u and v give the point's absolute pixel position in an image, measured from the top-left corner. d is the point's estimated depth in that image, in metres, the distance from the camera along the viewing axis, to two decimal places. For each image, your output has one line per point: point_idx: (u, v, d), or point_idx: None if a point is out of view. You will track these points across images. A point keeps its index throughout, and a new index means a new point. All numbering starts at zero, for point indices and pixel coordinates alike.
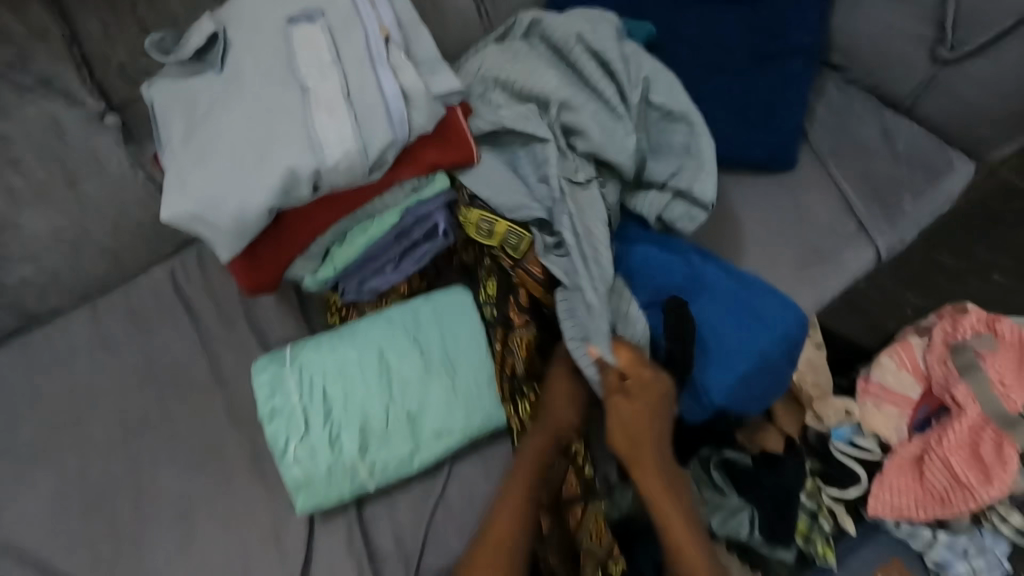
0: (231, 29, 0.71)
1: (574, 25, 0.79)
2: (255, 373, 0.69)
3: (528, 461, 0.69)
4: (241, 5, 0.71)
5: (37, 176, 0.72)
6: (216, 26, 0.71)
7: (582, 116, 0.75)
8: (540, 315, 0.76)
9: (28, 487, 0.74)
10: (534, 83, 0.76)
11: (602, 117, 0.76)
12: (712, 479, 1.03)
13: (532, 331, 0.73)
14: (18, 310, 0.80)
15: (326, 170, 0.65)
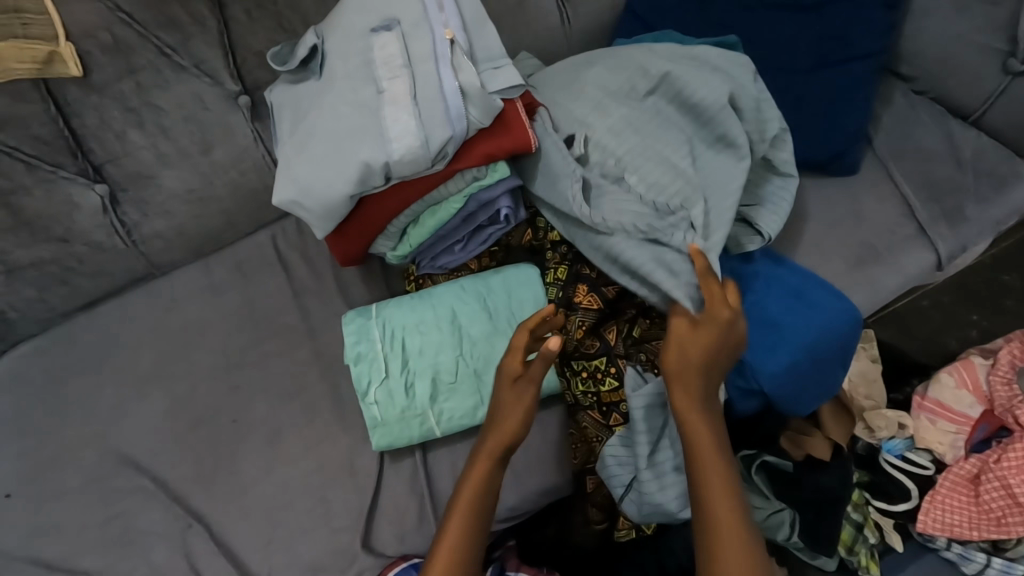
0: (326, 35, 0.70)
1: (702, 81, 0.76)
2: (344, 322, 0.79)
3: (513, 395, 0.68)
4: (332, 11, 0.70)
5: (180, 142, 0.86)
6: (315, 34, 0.71)
7: (713, 188, 0.75)
8: (609, 310, 0.80)
9: (150, 404, 0.88)
10: (662, 150, 0.75)
11: (726, 170, 0.75)
12: (754, 482, 1.04)
13: (593, 316, 0.78)
14: (150, 257, 0.95)
15: (394, 166, 0.64)
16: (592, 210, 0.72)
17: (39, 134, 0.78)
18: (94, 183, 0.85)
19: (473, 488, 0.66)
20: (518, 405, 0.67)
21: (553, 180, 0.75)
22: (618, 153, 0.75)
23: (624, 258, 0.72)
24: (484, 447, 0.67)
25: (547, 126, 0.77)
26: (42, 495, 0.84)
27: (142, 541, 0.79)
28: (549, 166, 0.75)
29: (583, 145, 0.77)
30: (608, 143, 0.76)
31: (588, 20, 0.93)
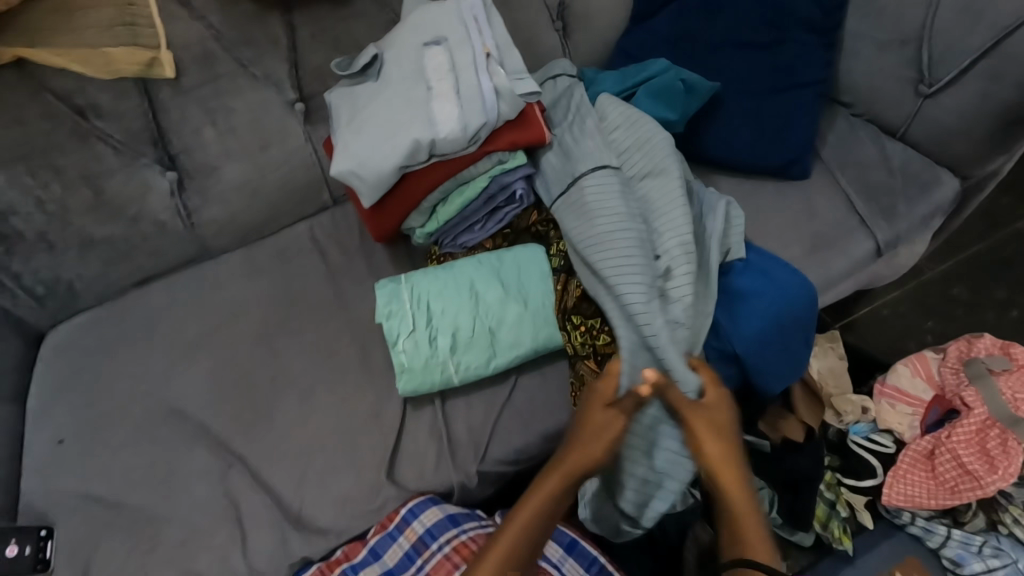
0: (386, 49, 0.89)
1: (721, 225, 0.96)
2: (378, 285, 0.90)
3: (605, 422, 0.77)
4: (392, 32, 0.89)
5: (244, 138, 1.01)
6: (376, 48, 0.89)
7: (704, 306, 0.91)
8: None
9: (195, 364, 0.99)
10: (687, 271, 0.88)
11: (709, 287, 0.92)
12: None
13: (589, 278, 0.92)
14: (203, 240, 1.09)
15: (438, 144, 0.81)
16: (663, 330, 0.84)
17: (133, 126, 0.94)
18: (166, 171, 1.00)
19: (541, 497, 0.74)
20: (608, 436, 0.77)
21: (629, 292, 0.84)
22: (682, 275, 0.88)
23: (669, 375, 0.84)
24: (559, 466, 0.75)
25: (624, 228, 0.87)
26: (92, 443, 0.92)
27: (185, 480, 0.88)
28: (624, 271, 0.85)
29: (663, 266, 0.88)
30: (672, 254, 0.88)
31: (583, 54, 1.13)
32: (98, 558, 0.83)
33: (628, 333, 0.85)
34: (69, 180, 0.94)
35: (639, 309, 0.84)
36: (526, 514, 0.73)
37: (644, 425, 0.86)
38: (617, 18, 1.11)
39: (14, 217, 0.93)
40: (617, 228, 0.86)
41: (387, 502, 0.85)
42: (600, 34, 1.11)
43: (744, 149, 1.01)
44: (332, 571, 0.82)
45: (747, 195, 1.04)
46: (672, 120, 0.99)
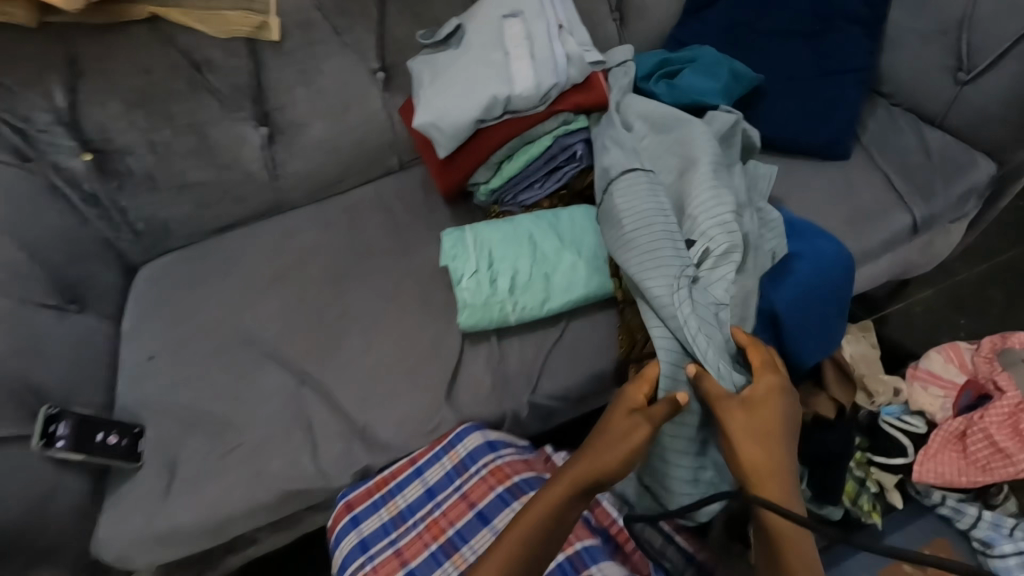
0: (467, 20, 1.00)
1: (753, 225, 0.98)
2: (444, 233, 1.00)
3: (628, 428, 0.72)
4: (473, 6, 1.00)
5: (330, 99, 1.13)
6: (458, 19, 1.00)
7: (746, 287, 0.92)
8: None
9: (271, 298, 1.07)
10: (728, 254, 0.88)
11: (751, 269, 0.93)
12: None
13: None
14: (282, 193, 1.18)
15: (514, 100, 0.91)
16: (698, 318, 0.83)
17: (239, 82, 1.06)
18: (261, 126, 1.11)
19: (547, 503, 0.69)
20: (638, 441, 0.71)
21: (661, 285, 0.84)
22: (715, 258, 0.88)
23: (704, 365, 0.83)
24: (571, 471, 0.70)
25: (658, 222, 0.88)
26: (178, 360, 1.01)
27: (262, 394, 0.97)
28: (660, 263, 0.86)
29: (697, 250, 0.89)
30: (710, 240, 0.89)
31: (639, 42, 1.21)
32: (182, 457, 0.91)
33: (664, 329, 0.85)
34: (179, 126, 1.06)
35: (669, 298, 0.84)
36: (525, 532, 0.67)
37: (675, 432, 0.84)
38: (672, 9, 1.20)
39: (129, 156, 1.06)
40: (642, 225, 0.88)
41: (442, 423, 0.94)
42: (654, 22, 1.20)
43: (789, 129, 1.09)
44: (381, 488, 0.91)
45: (790, 171, 1.11)
46: (716, 92, 1.04)
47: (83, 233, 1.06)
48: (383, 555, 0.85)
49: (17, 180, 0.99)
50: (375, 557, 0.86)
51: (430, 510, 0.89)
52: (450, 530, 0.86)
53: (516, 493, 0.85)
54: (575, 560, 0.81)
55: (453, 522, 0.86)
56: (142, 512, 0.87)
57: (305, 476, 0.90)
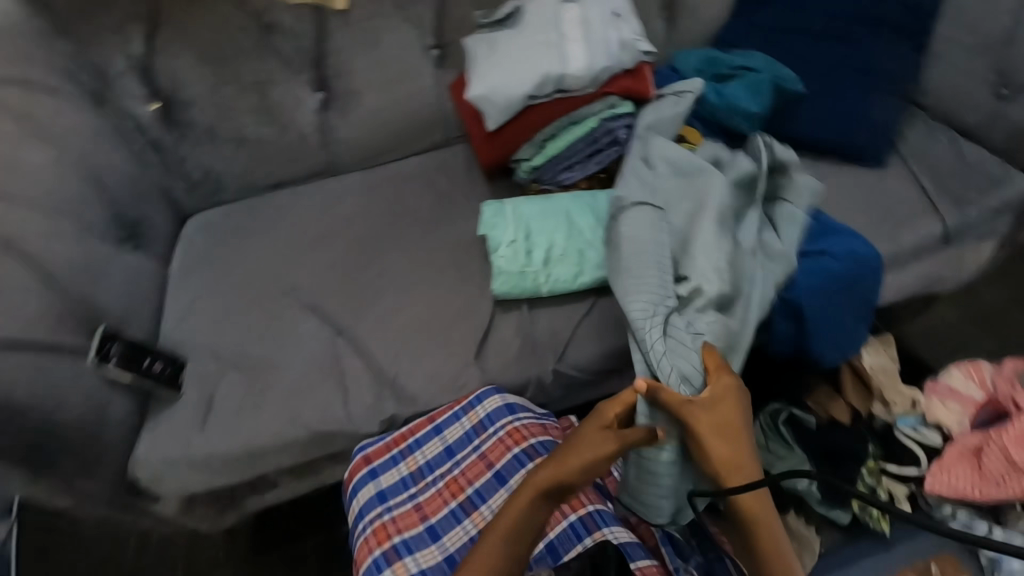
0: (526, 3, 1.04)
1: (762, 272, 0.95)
2: (485, 205, 1.04)
3: (595, 440, 0.70)
4: None
5: (385, 69, 1.17)
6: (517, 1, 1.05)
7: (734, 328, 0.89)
8: None
9: (314, 253, 1.12)
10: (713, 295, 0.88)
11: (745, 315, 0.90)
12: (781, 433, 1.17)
13: None
14: (329, 158, 1.23)
15: (566, 80, 0.97)
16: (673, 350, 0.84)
17: (304, 47, 1.12)
18: (318, 91, 1.17)
19: (523, 504, 0.67)
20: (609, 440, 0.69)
21: (638, 306, 0.87)
22: (705, 297, 0.88)
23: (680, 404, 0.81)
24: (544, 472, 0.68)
25: (654, 253, 0.90)
26: (222, 303, 1.06)
27: (299, 340, 1.01)
28: (643, 287, 0.88)
29: (684, 288, 0.89)
30: (701, 282, 0.88)
31: (686, 41, 1.25)
32: (220, 391, 0.96)
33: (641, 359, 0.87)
34: (243, 84, 1.12)
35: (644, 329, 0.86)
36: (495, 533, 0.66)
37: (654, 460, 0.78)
38: (720, 11, 1.24)
39: (193, 108, 1.11)
40: (639, 250, 0.91)
41: (468, 383, 0.98)
42: (701, 22, 1.24)
43: (828, 134, 1.12)
44: (400, 444, 0.92)
45: (825, 174, 1.14)
46: (751, 114, 1.06)
47: (143, 176, 1.12)
48: (402, 509, 0.86)
49: (90, 118, 1.05)
50: (393, 509, 0.86)
51: (449, 468, 0.89)
52: (469, 489, 0.86)
53: (532, 455, 0.87)
54: (587, 520, 0.77)
55: (472, 480, 0.87)
56: (180, 437, 0.92)
57: (336, 419, 0.95)
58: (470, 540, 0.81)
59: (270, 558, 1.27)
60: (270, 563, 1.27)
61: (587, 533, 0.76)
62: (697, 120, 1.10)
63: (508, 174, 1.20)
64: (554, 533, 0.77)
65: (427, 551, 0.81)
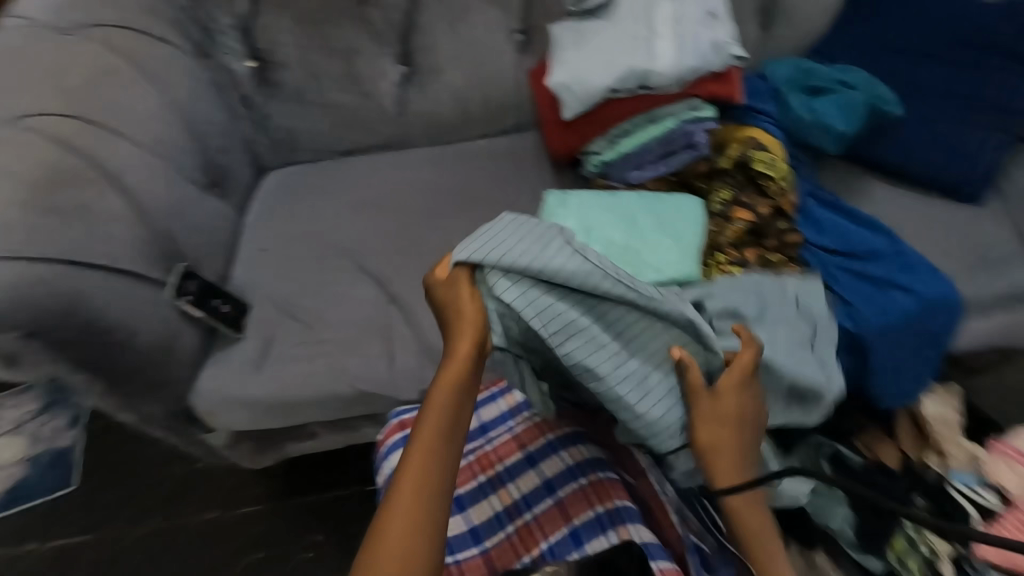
0: None
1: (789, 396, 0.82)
2: (549, 194, 1.05)
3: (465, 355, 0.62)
4: None
5: (468, 49, 1.18)
6: None
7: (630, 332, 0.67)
8: (759, 233, 0.98)
9: (378, 221, 1.15)
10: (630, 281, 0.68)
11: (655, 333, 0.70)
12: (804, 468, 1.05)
13: (746, 225, 0.97)
14: (402, 131, 1.25)
15: (650, 78, 0.94)
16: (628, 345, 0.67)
17: (394, 20, 1.15)
18: (400, 64, 1.19)
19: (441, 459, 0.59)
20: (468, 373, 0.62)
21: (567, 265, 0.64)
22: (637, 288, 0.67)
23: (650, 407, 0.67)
24: (420, 441, 0.59)
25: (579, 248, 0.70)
26: (288, 257, 1.11)
27: (354, 301, 1.05)
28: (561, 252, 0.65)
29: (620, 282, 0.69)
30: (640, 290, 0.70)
31: (782, 50, 1.19)
32: (276, 339, 1.02)
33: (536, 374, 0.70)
34: (333, 49, 1.16)
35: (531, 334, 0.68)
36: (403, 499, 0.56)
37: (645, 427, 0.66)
38: (822, 21, 1.17)
39: (285, 69, 1.16)
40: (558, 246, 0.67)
41: None
42: (800, 31, 1.18)
43: (923, 161, 1.05)
44: None
45: (913, 204, 1.07)
46: (838, 132, 0.99)
47: (232, 128, 1.18)
48: None
49: (193, 68, 1.12)
50: None
51: (480, 444, 0.83)
52: (499, 466, 0.80)
53: (565, 445, 0.80)
54: (612, 514, 0.73)
55: (503, 458, 0.81)
56: (237, 376, 0.98)
57: (379, 381, 0.99)
58: (495, 518, 0.77)
59: (297, 502, 1.35)
60: (299, 505, 1.35)
61: (612, 528, 0.72)
62: (778, 129, 1.04)
63: (575, 166, 1.20)
64: (580, 521, 0.74)
65: (451, 521, 0.77)
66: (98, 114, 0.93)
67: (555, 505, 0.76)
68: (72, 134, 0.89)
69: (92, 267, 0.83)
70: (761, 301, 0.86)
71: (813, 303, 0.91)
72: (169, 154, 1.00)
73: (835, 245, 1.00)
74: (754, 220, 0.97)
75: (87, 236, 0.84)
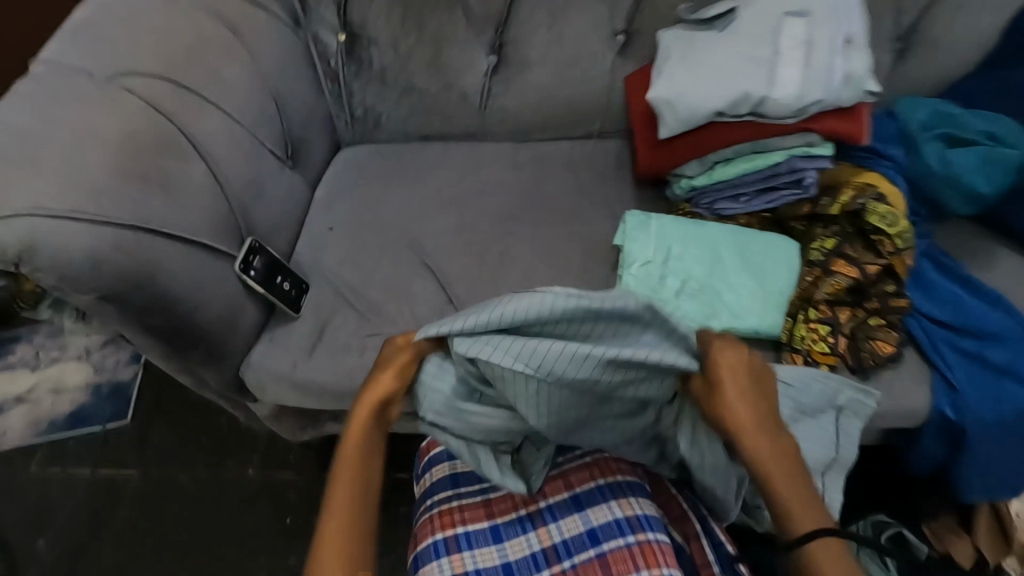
0: (742, 7, 0.93)
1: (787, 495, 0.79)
2: (630, 213, 0.98)
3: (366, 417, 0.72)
4: None
5: (563, 47, 1.11)
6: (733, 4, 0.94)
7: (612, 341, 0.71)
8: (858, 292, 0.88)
9: (446, 215, 1.12)
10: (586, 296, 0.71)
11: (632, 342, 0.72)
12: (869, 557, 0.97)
13: (848, 283, 0.86)
14: (482, 124, 1.20)
15: (765, 106, 0.85)
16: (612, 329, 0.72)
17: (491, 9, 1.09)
18: (490, 55, 1.14)
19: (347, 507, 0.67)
20: (379, 402, 0.73)
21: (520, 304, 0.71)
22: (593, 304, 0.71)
23: (648, 372, 0.72)
24: (336, 497, 0.68)
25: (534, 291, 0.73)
26: (353, 241, 1.10)
27: (413, 297, 1.03)
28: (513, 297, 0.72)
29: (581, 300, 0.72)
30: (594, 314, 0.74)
31: (916, 86, 1.06)
32: (331, 324, 1.01)
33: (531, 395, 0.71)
34: (425, 32, 1.12)
35: (474, 390, 0.76)
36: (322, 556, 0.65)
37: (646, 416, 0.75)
38: (971, 57, 1.03)
39: (375, 48, 1.13)
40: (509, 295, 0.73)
41: None
42: (943, 66, 1.03)
43: None
44: None
45: None
46: (974, 193, 0.88)
47: (315, 102, 1.17)
48: (471, 500, 0.78)
49: (285, 38, 1.10)
50: (464, 497, 0.79)
51: None
52: (542, 503, 0.77)
53: (616, 492, 0.75)
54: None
55: (546, 495, 0.77)
56: (290, 357, 0.98)
57: None
58: (532, 558, 0.73)
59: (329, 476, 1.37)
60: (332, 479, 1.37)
61: None
62: (900, 176, 0.92)
63: (659, 186, 1.12)
64: None
65: (486, 550, 0.74)
66: (191, 80, 0.93)
67: (596, 558, 0.71)
68: (163, 97, 0.88)
69: (167, 238, 0.83)
70: (797, 409, 0.80)
71: (851, 425, 0.83)
72: (253, 126, 0.99)
73: (952, 319, 0.87)
74: (857, 277, 0.86)
75: (169, 207, 0.84)
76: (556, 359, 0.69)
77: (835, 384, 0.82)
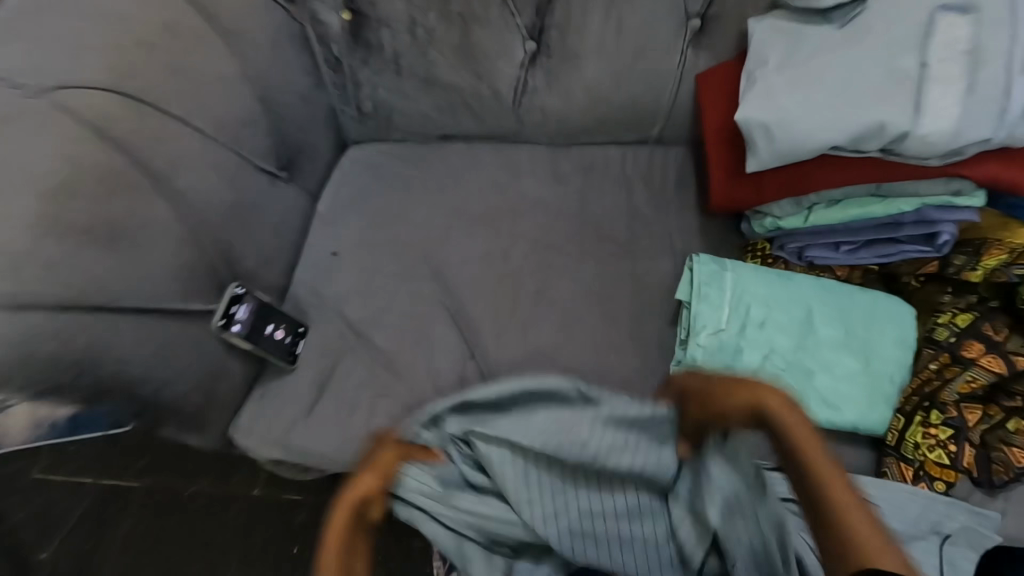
0: None
1: None
2: (698, 258, 0.77)
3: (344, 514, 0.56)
4: None
5: (622, 35, 0.88)
6: None
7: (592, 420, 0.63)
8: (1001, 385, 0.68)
9: (471, 242, 0.93)
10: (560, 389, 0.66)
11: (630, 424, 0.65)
12: None
13: (989, 378, 0.68)
14: (515, 126, 0.99)
15: (904, 145, 0.64)
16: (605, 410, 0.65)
17: None
18: (529, 41, 0.90)
19: None
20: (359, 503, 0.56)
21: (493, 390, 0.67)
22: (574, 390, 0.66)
23: (644, 443, 0.62)
24: None
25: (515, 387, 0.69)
26: (359, 271, 0.92)
27: (428, 345, 0.87)
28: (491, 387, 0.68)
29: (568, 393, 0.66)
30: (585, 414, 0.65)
31: None
32: (335, 376, 0.86)
33: (519, 478, 0.62)
34: (449, 10, 0.88)
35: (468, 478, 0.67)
36: None
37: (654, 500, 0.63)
38: None
39: (385, 29, 0.90)
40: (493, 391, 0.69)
41: None
42: None
43: None
44: None
45: None
46: None
47: (314, 97, 0.96)
48: None
49: (274, 19, 0.88)
50: None
51: None
52: None
53: None
54: None
55: None
56: (284, 420, 0.83)
57: None
58: None
59: None
60: None
61: None
62: None
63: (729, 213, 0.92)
64: None
65: None
66: (149, 91, 0.73)
67: None
68: (113, 117, 0.70)
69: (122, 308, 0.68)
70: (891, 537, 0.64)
71: (967, 557, 0.63)
72: (233, 142, 0.81)
73: None
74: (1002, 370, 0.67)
75: (120, 268, 0.68)
76: (544, 434, 0.62)
77: (942, 507, 0.66)
